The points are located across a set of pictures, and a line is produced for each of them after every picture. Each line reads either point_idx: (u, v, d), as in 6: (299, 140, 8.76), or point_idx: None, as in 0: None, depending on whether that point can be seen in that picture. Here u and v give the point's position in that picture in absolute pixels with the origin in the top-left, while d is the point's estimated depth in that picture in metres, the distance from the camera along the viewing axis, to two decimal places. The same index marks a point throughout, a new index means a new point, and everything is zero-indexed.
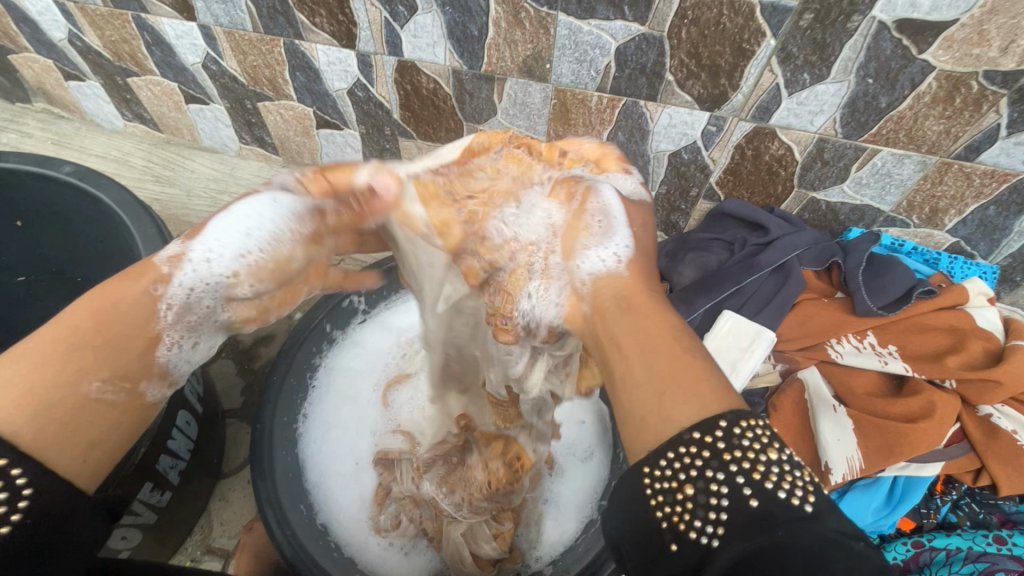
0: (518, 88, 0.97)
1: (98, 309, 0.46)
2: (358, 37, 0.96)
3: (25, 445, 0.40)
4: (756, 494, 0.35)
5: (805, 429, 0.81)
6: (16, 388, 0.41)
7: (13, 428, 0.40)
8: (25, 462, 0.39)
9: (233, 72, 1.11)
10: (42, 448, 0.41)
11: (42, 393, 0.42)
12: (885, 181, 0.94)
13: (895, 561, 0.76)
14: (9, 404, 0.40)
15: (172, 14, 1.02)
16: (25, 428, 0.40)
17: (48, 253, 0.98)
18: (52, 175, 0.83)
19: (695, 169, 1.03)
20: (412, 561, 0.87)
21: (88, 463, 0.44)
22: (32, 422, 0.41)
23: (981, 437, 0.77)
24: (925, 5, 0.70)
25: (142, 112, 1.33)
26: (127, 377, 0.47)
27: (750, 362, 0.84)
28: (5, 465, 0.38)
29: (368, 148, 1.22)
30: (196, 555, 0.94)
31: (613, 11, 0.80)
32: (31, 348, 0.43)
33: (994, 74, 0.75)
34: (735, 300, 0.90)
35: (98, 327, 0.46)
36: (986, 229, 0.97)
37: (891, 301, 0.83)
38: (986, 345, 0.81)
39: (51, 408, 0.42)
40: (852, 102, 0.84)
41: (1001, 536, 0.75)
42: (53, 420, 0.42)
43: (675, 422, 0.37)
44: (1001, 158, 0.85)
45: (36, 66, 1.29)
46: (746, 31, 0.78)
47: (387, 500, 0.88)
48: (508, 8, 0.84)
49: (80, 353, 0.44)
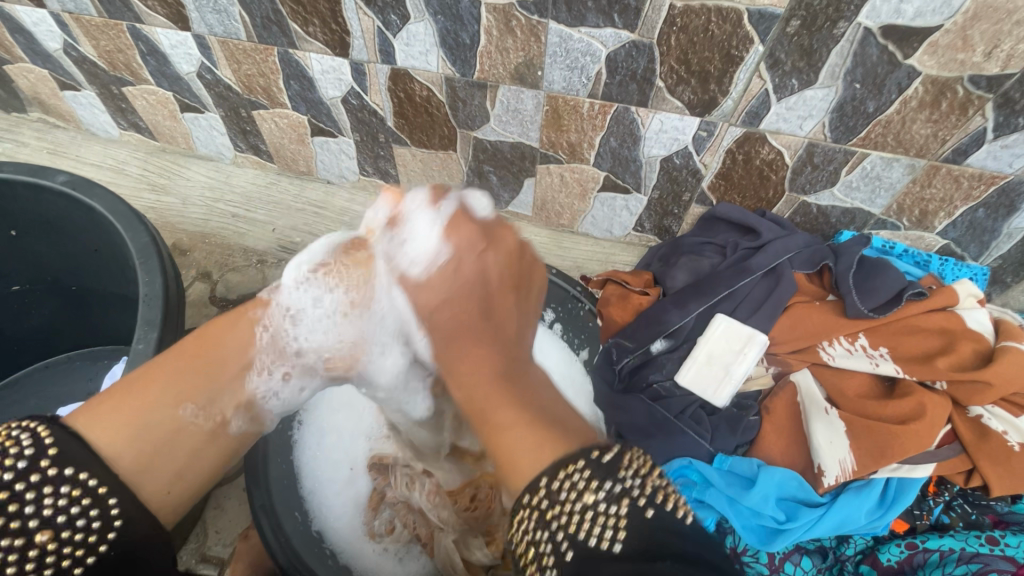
0: (510, 95, 0.97)
1: (196, 355, 0.66)
2: (351, 46, 0.97)
3: (125, 463, 0.57)
4: (649, 509, 0.47)
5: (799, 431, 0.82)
6: (121, 423, 0.58)
7: (131, 453, 0.57)
8: (108, 479, 0.55)
9: (228, 81, 1.12)
10: (134, 473, 0.57)
11: (138, 419, 0.59)
12: (875, 184, 0.95)
13: (888, 563, 0.77)
14: (119, 437, 0.57)
15: (167, 24, 1.03)
16: (134, 452, 0.58)
17: (43, 263, 0.97)
18: (46, 184, 0.83)
19: (686, 174, 1.03)
20: (407, 566, 0.89)
21: (167, 481, 0.60)
22: (137, 447, 0.58)
23: (972, 438, 0.78)
24: (910, 12, 0.71)
25: (137, 121, 1.33)
26: (213, 407, 0.65)
27: (742, 365, 0.86)
28: (90, 481, 0.54)
29: (363, 155, 1.22)
30: (192, 563, 0.94)
31: (602, 19, 0.81)
32: (141, 381, 0.61)
33: (979, 79, 0.76)
34: (728, 303, 0.91)
35: (190, 373, 0.64)
36: (976, 231, 0.98)
37: (882, 304, 0.84)
38: (976, 346, 0.82)
39: (148, 429, 0.59)
40: (840, 107, 0.84)
41: (993, 537, 0.76)
42: (146, 438, 0.59)
43: (529, 475, 0.51)
44: (988, 161, 0.86)
45: (31, 76, 1.29)
46: (734, 38, 0.79)
47: (382, 506, 0.91)
48: (500, 17, 0.85)
49: (184, 389, 0.63)
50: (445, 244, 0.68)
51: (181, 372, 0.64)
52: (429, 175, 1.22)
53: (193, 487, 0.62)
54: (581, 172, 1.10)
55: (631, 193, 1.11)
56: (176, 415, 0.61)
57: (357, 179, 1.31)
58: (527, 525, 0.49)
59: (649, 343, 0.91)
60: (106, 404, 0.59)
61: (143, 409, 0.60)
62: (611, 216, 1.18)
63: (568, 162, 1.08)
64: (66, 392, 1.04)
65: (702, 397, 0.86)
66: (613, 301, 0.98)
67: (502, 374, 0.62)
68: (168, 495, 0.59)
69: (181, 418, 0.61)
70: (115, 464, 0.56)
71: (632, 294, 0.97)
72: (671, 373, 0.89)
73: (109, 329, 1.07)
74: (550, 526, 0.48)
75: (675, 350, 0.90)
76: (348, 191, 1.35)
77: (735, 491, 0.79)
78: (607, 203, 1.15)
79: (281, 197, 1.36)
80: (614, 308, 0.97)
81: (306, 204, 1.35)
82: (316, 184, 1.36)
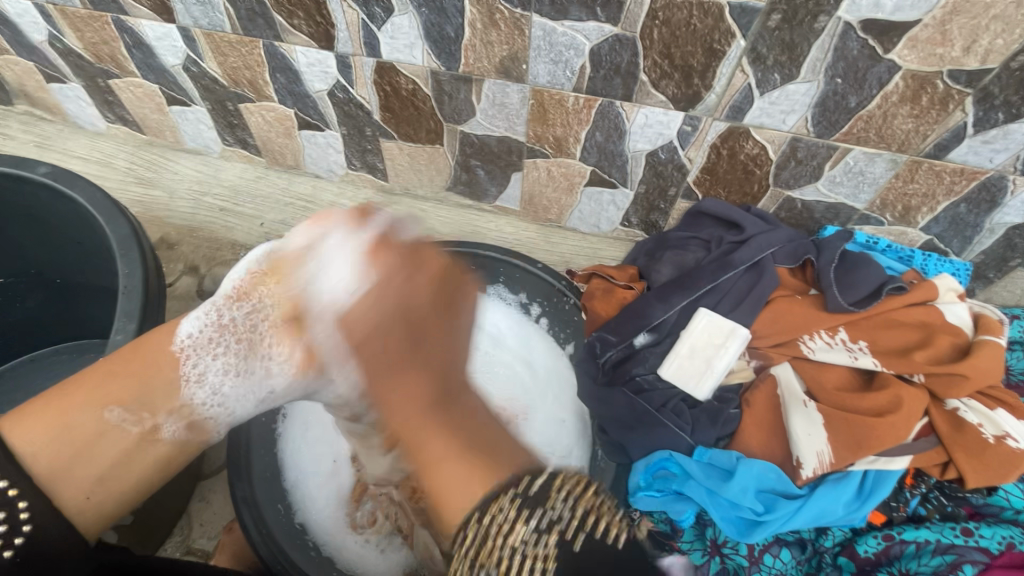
0: (495, 89, 0.97)
1: (135, 358, 0.67)
2: (335, 39, 0.97)
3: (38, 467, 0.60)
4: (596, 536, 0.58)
5: (778, 425, 0.82)
6: (45, 430, 0.61)
7: (50, 459, 0.61)
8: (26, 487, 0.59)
9: (214, 73, 1.12)
10: (52, 477, 0.61)
11: (65, 414, 0.62)
12: (858, 179, 0.96)
13: (866, 555, 0.78)
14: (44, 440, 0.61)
15: (151, 16, 1.03)
16: (50, 457, 0.61)
17: (25, 255, 0.97)
18: (26, 176, 0.83)
19: (672, 169, 1.04)
20: (388, 558, 0.89)
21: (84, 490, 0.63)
22: (55, 450, 0.61)
23: (948, 430, 0.78)
24: (889, 6, 0.71)
25: (124, 114, 1.33)
26: (145, 412, 0.64)
27: (723, 359, 0.87)
28: (13, 491, 0.58)
29: (350, 149, 1.22)
30: (176, 555, 0.94)
31: (585, 12, 0.81)
32: (83, 380, 0.64)
33: (958, 74, 0.77)
34: (710, 297, 0.91)
35: (124, 377, 0.65)
36: (958, 226, 0.99)
37: (863, 298, 0.84)
38: (953, 340, 0.82)
39: (73, 426, 0.62)
40: (822, 102, 0.85)
41: (968, 528, 0.77)
42: (72, 438, 0.62)
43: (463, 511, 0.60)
44: (968, 156, 0.86)
45: (17, 69, 1.29)
46: (716, 32, 0.79)
47: (364, 497, 0.91)
48: (483, 9, 0.85)
49: (113, 393, 0.63)
50: (367, 265, 0.68)
51: (112, 380, 0.64)
52: (417, 169, 1.22)
53: (121, 490, 0.65)
54: (567, 167, 1.10)
55: (618, 188, 1.11)
56: (101, 420, 0.62)
57: (345, 173, 1.31)
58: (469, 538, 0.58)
59: (632, 337, 0.91)
60: (42, 406, 0.62)
61: (72, 407, 0.62)
62: (598, 211, 1.18)
63: (555, 156, 1.08)
64: (51, 384, 1.04)
65: (684, 391, 0.86)
66: (597, 295, 0.98)
67: (453, 410, 0.67)
68: (87, 499, 0.63)
69: (106, 424, 0.62)
70: (36, 466, 0.60)
71: (616, 288, 0.98)
72: (654, 366, 0.90)
73: (94, 322, 1.06)
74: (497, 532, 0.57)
75: (657, 344, 0.91)
76: (336, 185, 1.34)
77: (714, 483, 0.79)
78: (594, 197, 1.15)
79: (269, 191, 1.36)
80: (598, 302, 0.98)
81: (294, 198, 1.35)
82: (304, 178, 1.35)
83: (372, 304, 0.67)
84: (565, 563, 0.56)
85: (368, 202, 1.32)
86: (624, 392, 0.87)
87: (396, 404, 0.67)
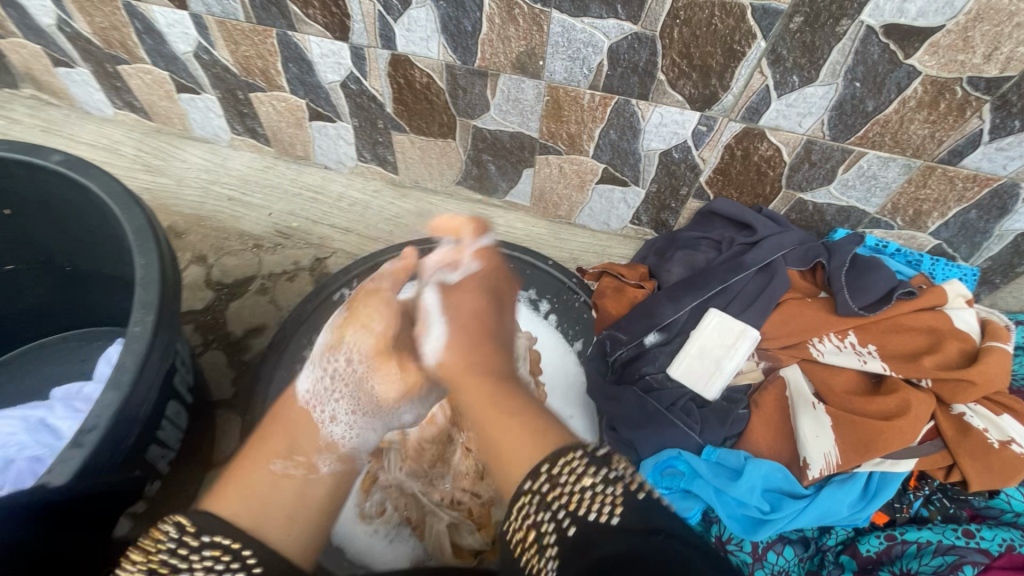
0: (511, 84, 0.97)
1: (262, 449, 0.77)
2: (351, 30, 0.96)
3: (238, 514, 0.69)
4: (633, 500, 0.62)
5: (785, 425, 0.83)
6: (235, 504, 0.70)
7: (246, 516, 0.69)
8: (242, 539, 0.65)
9: (226, 62, 1.11)
10: (254, 521, 0.69)
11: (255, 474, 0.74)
12: (871, 183, 0.96)
13: (867, 553, 0.80)
14: (241, 506, 0.70)
15: (163, 3, 1.02)
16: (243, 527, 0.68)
17: (36, 243, 0.96)
18: (41, 164, 0.82)
19: (685, 168, 1.04)
20: (396, 549, 0.89)
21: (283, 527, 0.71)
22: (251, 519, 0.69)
23: (954, 435, 0.80)
24: (913, 11, 0.71)
25: (132, 100, 1.32)
26: (297, 455, 0.78)
27: (733, 359, 0.87)
28: (237, 543, 0.65)
29: (361, 141, 1.22)
30: None
31: (605, 9, 0.81)
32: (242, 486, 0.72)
33: (977, 81, 0.77)
34: (721, 298, 0.92)
35: (276, 436, 0.78)
36: (968, 232, 1.00)
37: (873, 302, 0.86)
38: (962, 345, 0.83)
39: (256, 485, 0.73)
40: (840, 105, 0.85)
41: (970, 530, 0.79)
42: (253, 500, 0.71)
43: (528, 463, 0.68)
44: (982, 162, 0.87)
45: (24, 52, 1.27)
46: (737, 33, 0.79)
47: (374, 488, 0.93)
48: (502, 4, 0.84)
49: (276, 447, 0.78)
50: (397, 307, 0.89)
51: (275, 440, 0.78)
52: (428, 162, 1.22)
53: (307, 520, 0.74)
54: (580, 164, 1.10)
55: (629, 186, 1.11)
56: (269, 471, 0.75)
57: (355, 165, 1.31)
58: (528, 509, 0.64)
59: (642, 335, 0.92)
60: (228, 485, 0.72)
61: (246, 473, 0.74)
62: (608, 208, 1.19)
63: (567, 153, 1.08)
64: (62, 372, 1.04)
65: (692, 389, 0.87)
66: (608, 293, 0.99)
67: (501, 392, 0.81)
68: (295, 537, 0.72)
69: (273, 472, 0.75)
70: (238, 521, 0.68)
71: (627, 287, 0.99)
72: (663, 365, 0.91)
73: (105, 310, 1.07)
74: (550, 507, 0.63)
75: (667, 343, 0.92)
76: (346, 177, 1.34)
77: (722, 481, 0.81)
78: (605, 195, 1.15)
79: (278, 182, 1.35)
80: (608, 300, 0.98)
81: (303, 188, 1.35)
82: (313, 169, 1.35)
83: (469, 304, 0.91)
84: (634, 507, 0.61)
85: (377, 194, 1.32)
86: (635, 390, 0.87)
87: (473, 377, 0.84)
